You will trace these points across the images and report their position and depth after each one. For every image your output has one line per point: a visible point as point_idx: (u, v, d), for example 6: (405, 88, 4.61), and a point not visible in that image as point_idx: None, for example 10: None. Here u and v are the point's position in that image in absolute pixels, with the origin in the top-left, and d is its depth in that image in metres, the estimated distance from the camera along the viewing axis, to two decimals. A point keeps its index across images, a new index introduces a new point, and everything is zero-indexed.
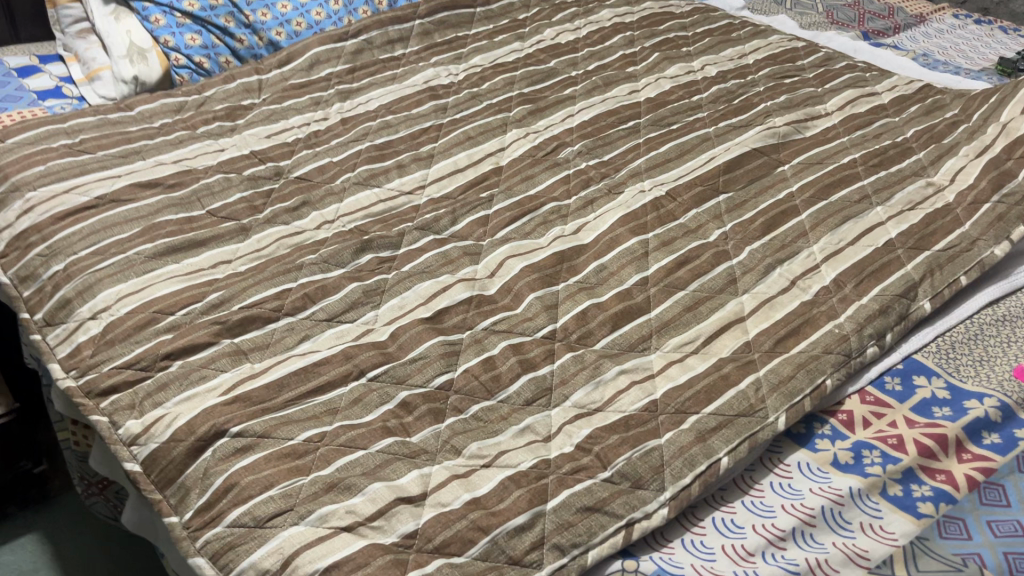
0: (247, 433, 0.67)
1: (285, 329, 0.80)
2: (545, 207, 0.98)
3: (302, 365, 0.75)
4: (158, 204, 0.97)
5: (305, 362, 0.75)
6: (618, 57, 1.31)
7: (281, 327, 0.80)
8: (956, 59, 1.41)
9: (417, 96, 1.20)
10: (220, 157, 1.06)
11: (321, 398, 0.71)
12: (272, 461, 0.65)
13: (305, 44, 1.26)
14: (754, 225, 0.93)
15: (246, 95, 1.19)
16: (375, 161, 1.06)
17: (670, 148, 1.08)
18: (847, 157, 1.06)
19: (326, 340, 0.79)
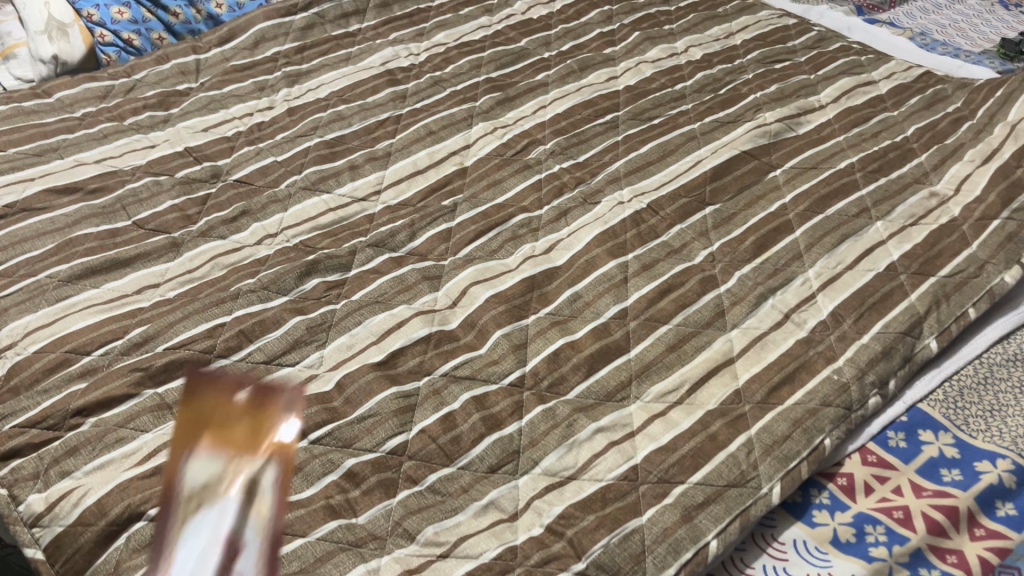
0: (173, 526, 0.59)
1: (229, 379, 0.70)
2: (513, 219, 0.89)
3: (242, 430, 0.65)
4: (77, 213, 0.86)
5: (244, 426, 0.66)
6: (595, 36, 1.20)
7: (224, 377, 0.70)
8: (955, 40, 1.32)
9: (373, 80, 1.08)
10: (150, 155, 0.95)
11: (260, 473, 0.62)
12: (202, 564, 0.58)
13: (248, 19, 1.14)
14: (744, 245, 0.84)
15: (182, 79, 1.07)
16: (324, 162, 0.95)
17: (652, 149, 0.98)
18: (844, 161, 0.97)
19: (268, 390, 0.69)
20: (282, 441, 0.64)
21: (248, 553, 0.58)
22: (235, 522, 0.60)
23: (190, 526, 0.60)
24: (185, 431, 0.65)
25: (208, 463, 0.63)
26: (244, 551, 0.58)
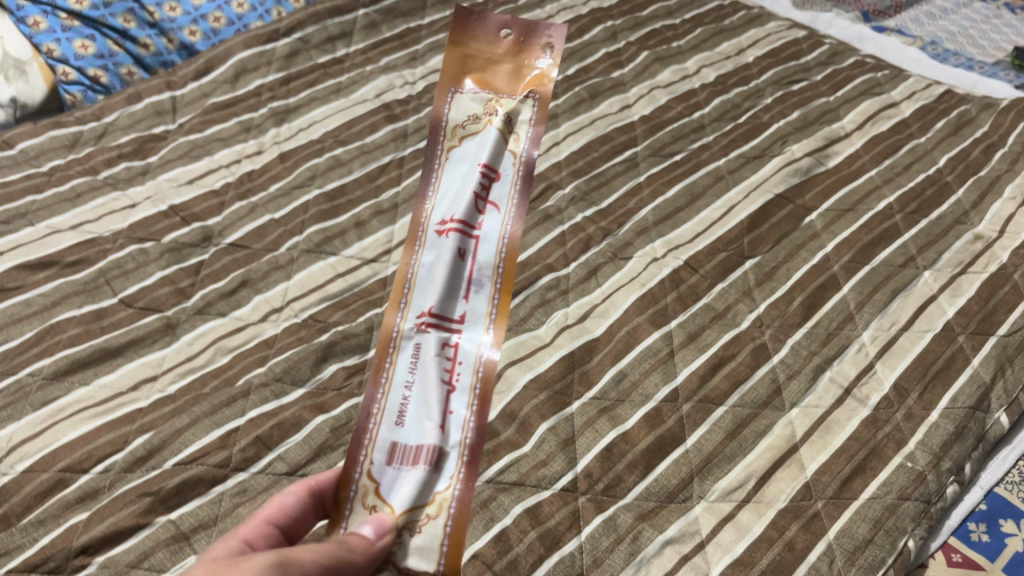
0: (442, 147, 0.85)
1: (493, 25, 0.89)
2: (539, 280, 0.82)
3: (502, 70, 0.88)
4: (56, 293, 0.77)
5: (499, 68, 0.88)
6: (601, 57, 1.13)
7: (489, 26, 0.88)
8: (967, 49, 1.27)
9: (370, 116, 1.00)
10: (131, 216, 0.85)
11: (519, 106, 0.87)
12: (428, 284, 0.74)
13: (227, 48, 1.04)
14: (792, 307, 0.79)
15: (157, 120, 0.97)
16: (326, 219, 0.87)
17: (678, 192, 0.92)
18: (881, 201, 0.91)
19: (527, 31, 0.89)
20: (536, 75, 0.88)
21: (503, 180, 0.82)
22: (489, 158, 0.82)
23: (454, 151, 0.85)
24: (459, 73, 0.88)
25: (474, 102, 0.87)
26: (500, 180, 0.82)
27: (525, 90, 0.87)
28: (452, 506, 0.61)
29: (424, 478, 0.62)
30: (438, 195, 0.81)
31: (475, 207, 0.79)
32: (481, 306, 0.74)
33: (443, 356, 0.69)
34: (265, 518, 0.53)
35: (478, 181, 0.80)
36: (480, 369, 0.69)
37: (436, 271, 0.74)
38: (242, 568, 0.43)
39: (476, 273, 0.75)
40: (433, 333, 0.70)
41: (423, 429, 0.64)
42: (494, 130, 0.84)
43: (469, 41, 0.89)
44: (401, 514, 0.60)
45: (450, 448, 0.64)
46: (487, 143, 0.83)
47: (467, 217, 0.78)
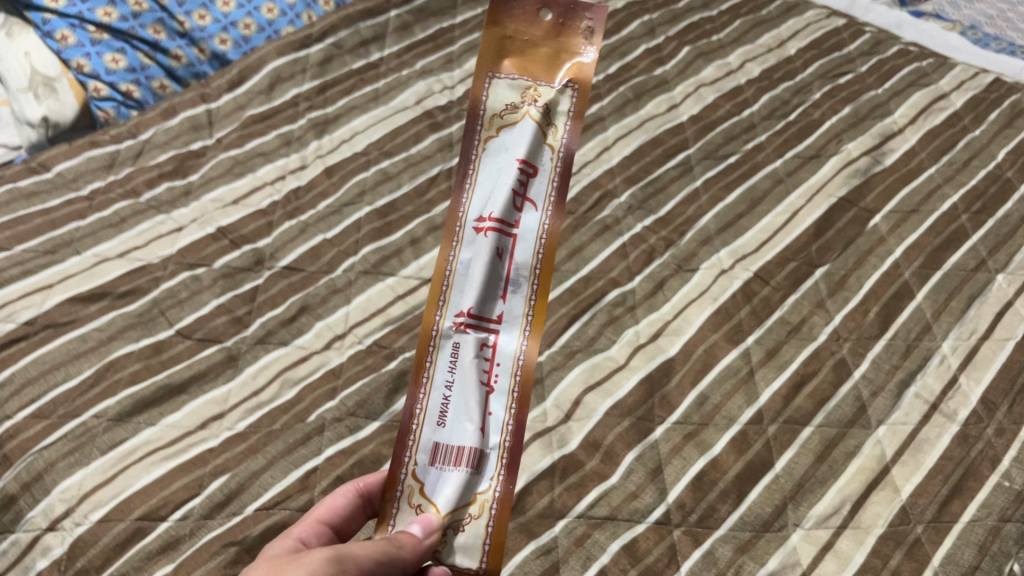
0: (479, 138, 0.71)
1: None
2: (605, 296, 0.80)
3: (543, 54, 0.72)
4: (111, 327, 0.74)
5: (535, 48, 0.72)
6: (642, 54, 1.10)
7: (528, 3, 0.71)
8: (1008, 32, 1.25)
9: (413, 125, 0.97)
10: (179, 241, 0.82)
11: (558, 96, 0.71)
12: (468, 281, 0.65)
13: (260, 56, 1.01)
14: (868, 318, 0.77)
15: (194, 135, 0.94)
16: (381, 237, 0.84)
17: (738, 198, 0.89)
18: (945, 201, 0.89)
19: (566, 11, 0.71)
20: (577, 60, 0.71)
21: (542, 175, 0.69)
22: (527, 152, 0.69)
23: (492, 141, 0.70)
24: (496, 53, 0.72)
25: (515, 85, 0.71)
26: (538, 175, 0.69)
27: (562, 78, 0.71)
28: (494, 505, 0.61)
29: (466, 478, 0.61)
30: (475, 185, 0.69)
31: (511, 204, 0.68)
32: (519, 306, 0.66)
33: (486, 358, 0.64)
34: (316, 519, 0.60)
35: (515, 177, 0.68)
36: (519, 369, 0.64)
37: (473, 266, 0.66)
38: (301, 563, 0.48)
39: (514, 271, 0.66)
40: (472, 332, 0.64)
41: (463, 431, 0.61)
42: (531, 124, 0.70)
43: (510, 20, 0.71)
44: (446, 514, 0.59)
45: (491, 449, 0.62)
46: (524, 137, 0.70)
47: (506, 211, 0.67)
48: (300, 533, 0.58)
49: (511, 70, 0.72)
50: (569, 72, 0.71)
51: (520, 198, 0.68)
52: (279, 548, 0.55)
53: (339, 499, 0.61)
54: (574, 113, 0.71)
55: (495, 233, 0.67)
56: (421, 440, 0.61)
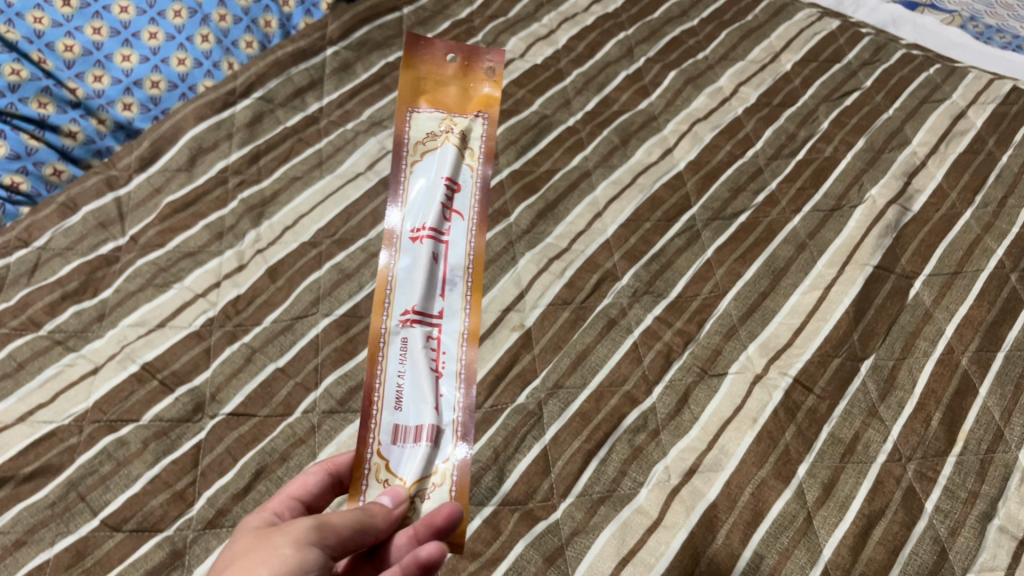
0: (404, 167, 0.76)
1: (439, 45, 0.80)
2: (623, 420, 0.67)
3: (453, 91, 0.79)
4: (17, 527, 0.59)
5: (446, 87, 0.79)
6: (622, 83, 0.96)
7: (437, 46, 0.80)
8: (1010, 22, 1.13)
9: (368, 201, 0.82)
10: (94, 389, 0.67)
11: (470, 124, 0.78)
12: (410, 283, 0.69)
13: (175, 123, 0.84)
14: (932, 428, 0.66)
15: (101, 235, 0.77)
16: (345, 360, 0.70)
17: (758, 271, 0.77)
18: (990, 258, 0.78)
19: (469, 56, 0.81)
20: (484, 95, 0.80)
21: (465, 191, 0.75)
22: (453, 168, 0.75)
23: (418, 164, 0.76)
24: (413, 91, 0.79)
25: (431, 118, 0.77)
26: (462, 190, 0.75)
27: (473, 110, 0.79)
28: (456, 469, 0.62)
29: (427, 453, 0.61)
30: (406, 202, 0.74)
31: (442, 214, 0.72)
32: (458, 301, 0.69)
33: (432, 357, 0.66)
34: (288, 496, 0.55)
35: (442, 192, 0.74)
36: (463, 356, 0.67)
37: (416, 273, 0.69)
38: (278, 539, 0.46)
39: (450, 272, 0.70)
40: (419, 327, 0.66)
41: (417, 408, 0.63)
42: (451, 148, 0.76)
43: (421, 64, 0.79)
44: (412, 484, 0.60)
45: (447, 425, 0.64)
46: (446, 159, 0.75)
47: (439, 218, 0.72)
48: (273, 510, 0.53)
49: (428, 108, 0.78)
50: (478, 104, 0.79)
51: (449, 205, 0.73)
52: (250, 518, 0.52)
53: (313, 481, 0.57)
54: (485, 140, 0.78)
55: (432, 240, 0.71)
56: (381, 420, 0.62)
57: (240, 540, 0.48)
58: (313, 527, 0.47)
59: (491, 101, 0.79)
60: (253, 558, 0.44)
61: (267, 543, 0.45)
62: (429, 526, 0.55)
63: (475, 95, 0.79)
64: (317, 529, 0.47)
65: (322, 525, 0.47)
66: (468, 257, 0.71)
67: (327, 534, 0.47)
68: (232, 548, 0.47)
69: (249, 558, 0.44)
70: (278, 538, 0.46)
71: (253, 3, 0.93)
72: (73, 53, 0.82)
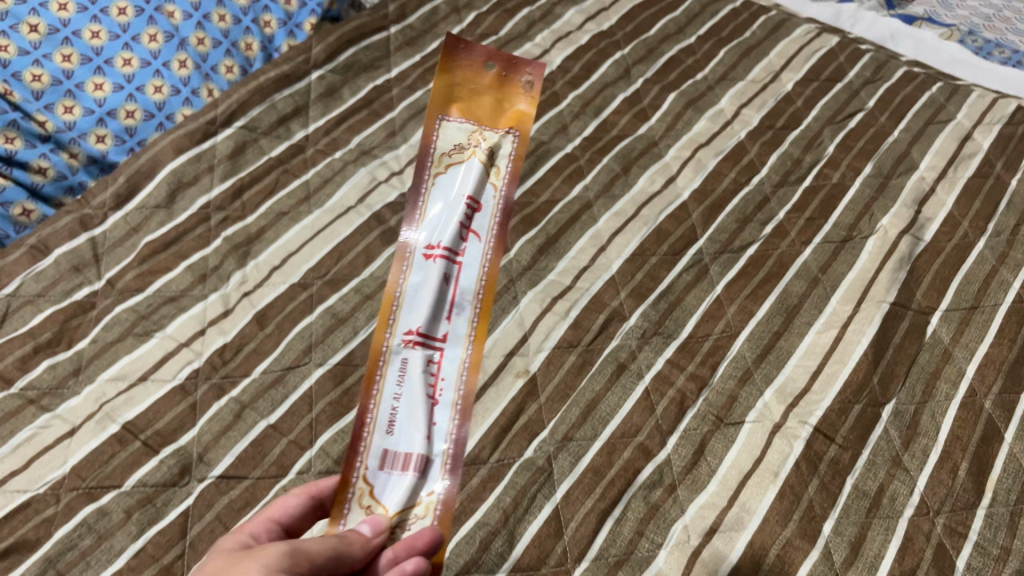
0: (425, 177, 0.63)
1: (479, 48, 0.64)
2: (638, 475, 0.64)
3: (486, 102, 0.64)
4: None
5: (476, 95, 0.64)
6: (620, 106, 0.92)
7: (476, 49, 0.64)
8: (1009, 36, 1.11)
9: (360, 238, 0.78)
10: (72, 453, 0.62)
11: (501, 140, 0.63)
12: (417, 302, 0.57)
13: (154, 155, 0.79)
14: (959, 479, 0.63)
15: (75, 279, 0.72)
16: (341, 415, 0.66)
17: (771, 309, 0.74)
18: (1007, 291, 0.76)
19: (511, 64, 0.64)
20: (519, 114, 0.64)
21: (486, 211, 0.61)
22: (476, 187, 0.62)
23: (439, 179, 0.63)
24: (442, 97, 0.63)
25: (457, 131, 0.63)
26: (482, 210, 0.61)
27: (504, 126, 0.63)
28: (441, 504, 0.52)
29: (413, 483, 0.52)
30: (425, 208, 0.62)
31: (458, 233, 0.60)
32: (464, 328, 0.57)
33: (433, 383, 0.55)
34: (266, 518, 0.50)
35: (461, 211, 0.60)
36: (462, 386, 0.55)
37: (420, 293, 0.57)
38: (246, 565, 0.39)
39: (460, 295, 0.57)
40: (420, 350, 0.55)
41: (408, 427, 0.53)
42: (478, 163, 0.62)
43: (458, 66, 0.64)
44: (395, 514, 0.50)
45: (436, 455, 0.53)
46: (470, 177, 0.62)
47: (455, 235, 0.60)
48: (247, 531, 0.48)
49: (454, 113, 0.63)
50: (511, 121, 0.64)
51: (466, 218, 0.60)
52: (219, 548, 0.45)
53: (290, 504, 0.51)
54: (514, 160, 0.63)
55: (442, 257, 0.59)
56: (369, 446, 0.52)
57: (205, 571, 0.41)
58: (286, 551, 0.40)
59: (527, 120, 0.63)
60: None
61: (231, 571, 0.39)
62: (410, 549, 0.47)
63: (510, 109, 0.64)
64: (291, 554, 0.40)
65: (296, 550, 0.40)
66: (480, 282, 0.58)
67: (302, 560, 0.40)
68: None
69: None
70: (245, 564, 0.39)
71: (233, 25, 0.88)
72: (41, 83, 0.77)
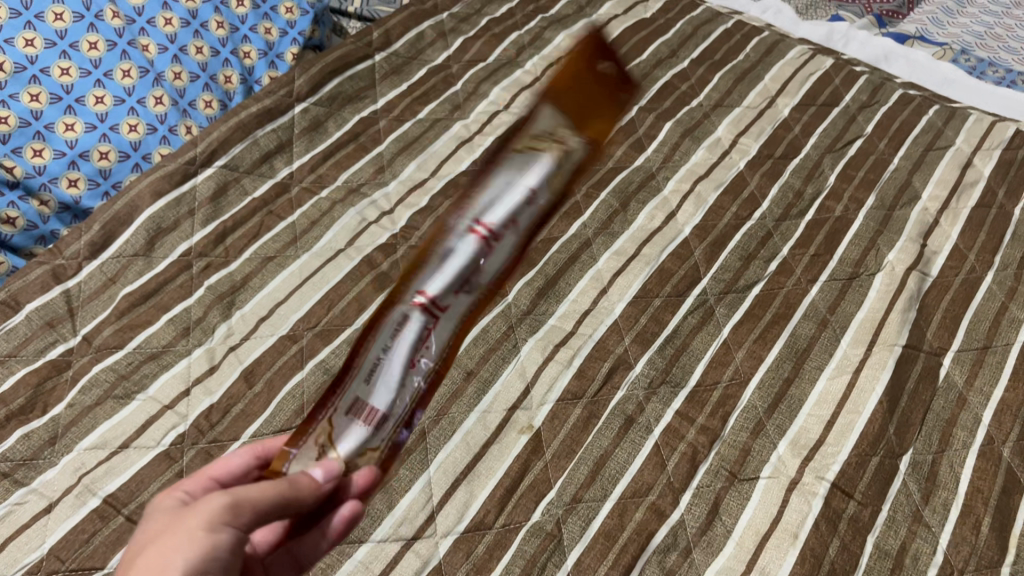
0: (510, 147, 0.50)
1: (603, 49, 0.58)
2: (651, 538, 0.61)
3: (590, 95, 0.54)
4: None
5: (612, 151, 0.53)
6: (615, 136, 0.89)
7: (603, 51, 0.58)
8: (1001, 53, 1.10)
9: (351, 283, 0.74)
10: (49, 533, 0.57)
11: (577, 148, 0.50)
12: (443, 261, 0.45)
13: (131, 199, 0.75)
14: (983, 535, 0.61)
15: (49, 336, 0.68)
16: None
17: (781, 354, 0.71)
18: (1019, 329, 0.74)
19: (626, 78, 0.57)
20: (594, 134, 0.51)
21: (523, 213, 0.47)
22: (528, 184, 0.48)
23: (516, 156, 0.49)
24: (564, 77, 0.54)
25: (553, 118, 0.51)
26: (527, 204, 0.47)
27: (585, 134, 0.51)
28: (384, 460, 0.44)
29: (365, 436, 0.44)
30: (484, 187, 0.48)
31: (504, 215, 0.46)
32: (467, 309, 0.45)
33: (424, 356, 0.44)
34: (206, 477, 0.43)
35: (512, 201, 0.47)
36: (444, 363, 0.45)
37: (447, 262, 0.45)
38: (186, 522, 0.36)
39: (476, 274, 0.45)
40: (420, 316, 0.44)
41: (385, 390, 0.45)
42: (548, 162, 0.49)
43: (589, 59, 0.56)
44: (342, 459, 0.43)
45: (394, 418, 0.44)
46: (529, 175, 0.48)
47: (509, 215, 0.46)
48: (185, 489, 0.42)
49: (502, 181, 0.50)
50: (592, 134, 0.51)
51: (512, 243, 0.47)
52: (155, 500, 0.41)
53: (236, 464, 0.44)
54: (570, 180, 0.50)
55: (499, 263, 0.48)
56: (346, 389, 0.44)
57: (142, 531, 0.38)
58: (228, 502, 0.37)
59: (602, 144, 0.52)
60: (151, 560, 0.35)
61: (169, 532, 0.36)
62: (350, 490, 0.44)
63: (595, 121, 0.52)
64: (235, 504, 0.37)
65: (239, 496, 0.38)
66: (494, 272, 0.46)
67: (245, 511, 0.37)
68: (132, 544, 0.38)
69: (147, 558, 0.35)
70: (182, 524, 0.36)
71: (211, 57, 0.85)
72: (8, 125, 0.71)
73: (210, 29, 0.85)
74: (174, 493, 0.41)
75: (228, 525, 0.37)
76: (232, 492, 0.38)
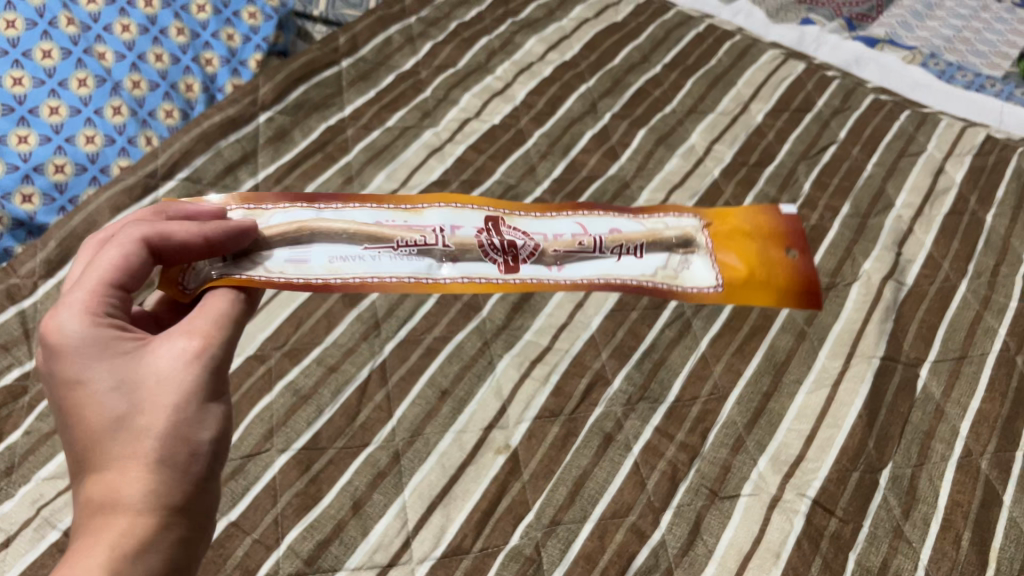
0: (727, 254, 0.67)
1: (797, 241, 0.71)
2: (633, 560, 0.60)
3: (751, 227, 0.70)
4: None
5: (774, 220, 0.72)
6: (589, 144, 0.88)
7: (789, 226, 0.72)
8: (969, 58, 1.11)
9: (321, 299, 0.72)
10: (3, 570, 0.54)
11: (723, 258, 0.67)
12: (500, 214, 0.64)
13: (90, 213, 0.72)
14: (963, 550, 0.60)
15: (3, 360, 0.64)
16: (309, 507, 0.60)
17: (759, 367, 0.71)
18: (994, 338, 0.73)
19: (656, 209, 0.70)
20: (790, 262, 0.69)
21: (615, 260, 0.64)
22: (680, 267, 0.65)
23: (698, 259, 0.66)
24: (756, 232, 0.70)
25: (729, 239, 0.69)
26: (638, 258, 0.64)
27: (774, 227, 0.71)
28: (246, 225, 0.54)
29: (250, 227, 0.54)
30: (673, 272, 0.65)
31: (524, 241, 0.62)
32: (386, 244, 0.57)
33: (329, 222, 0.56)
34: (105, 285, 0.44)
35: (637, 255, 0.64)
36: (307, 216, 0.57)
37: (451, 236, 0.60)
38: (171, 399, 0.43)
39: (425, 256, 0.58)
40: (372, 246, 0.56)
41: (389, 257, 0.57)
42: (695, 263, 0.66)
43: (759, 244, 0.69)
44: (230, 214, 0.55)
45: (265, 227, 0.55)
46: (694, 271, 0.65)
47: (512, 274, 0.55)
48: (94, 314, 0.43)
49: (682, 212, 0.70)
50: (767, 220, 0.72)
51: (642, 244, 0.65)
52: (71, 330, 0.42)
53: (128, 256, 0.45)
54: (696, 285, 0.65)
55: (606, 212, 0.68)
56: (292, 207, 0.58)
57: (99, 382, 0.42)
58: (203, 372, 0.44)
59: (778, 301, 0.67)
60: (168, 448, 0.42)
61: (161, 412, 0.42)
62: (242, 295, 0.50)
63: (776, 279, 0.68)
64: (210, 371, 0.45)
65: (211, 340, 0.46)
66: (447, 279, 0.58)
67: (216, 372, 0.45)
68: (97, 408, 0.42)
69: (159, 444, 0.42)
70: (176, 409, 0.43)
71: (171, 65, 0.82)
72: None
73: (169, 35, 0.82)
74: (95, 319, 0.43)
75: (214, 392, 0.45)
76: (198, 330, 0.46)
